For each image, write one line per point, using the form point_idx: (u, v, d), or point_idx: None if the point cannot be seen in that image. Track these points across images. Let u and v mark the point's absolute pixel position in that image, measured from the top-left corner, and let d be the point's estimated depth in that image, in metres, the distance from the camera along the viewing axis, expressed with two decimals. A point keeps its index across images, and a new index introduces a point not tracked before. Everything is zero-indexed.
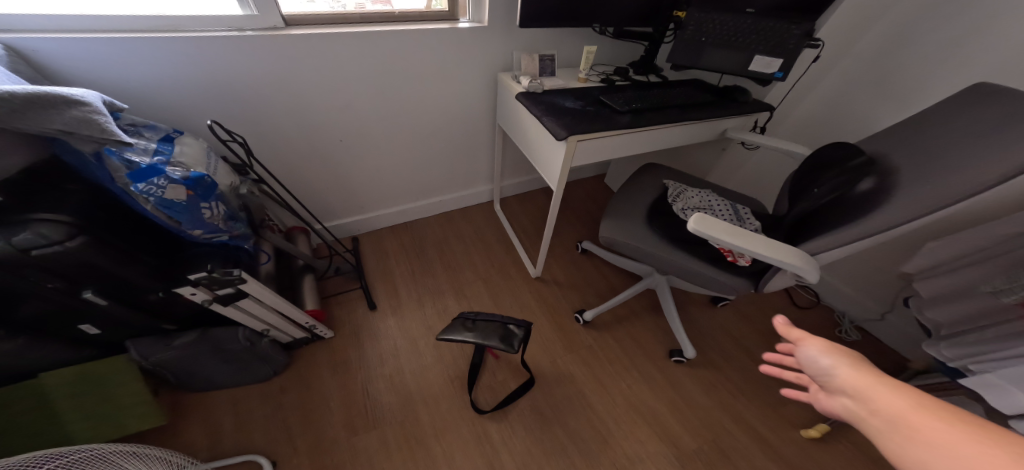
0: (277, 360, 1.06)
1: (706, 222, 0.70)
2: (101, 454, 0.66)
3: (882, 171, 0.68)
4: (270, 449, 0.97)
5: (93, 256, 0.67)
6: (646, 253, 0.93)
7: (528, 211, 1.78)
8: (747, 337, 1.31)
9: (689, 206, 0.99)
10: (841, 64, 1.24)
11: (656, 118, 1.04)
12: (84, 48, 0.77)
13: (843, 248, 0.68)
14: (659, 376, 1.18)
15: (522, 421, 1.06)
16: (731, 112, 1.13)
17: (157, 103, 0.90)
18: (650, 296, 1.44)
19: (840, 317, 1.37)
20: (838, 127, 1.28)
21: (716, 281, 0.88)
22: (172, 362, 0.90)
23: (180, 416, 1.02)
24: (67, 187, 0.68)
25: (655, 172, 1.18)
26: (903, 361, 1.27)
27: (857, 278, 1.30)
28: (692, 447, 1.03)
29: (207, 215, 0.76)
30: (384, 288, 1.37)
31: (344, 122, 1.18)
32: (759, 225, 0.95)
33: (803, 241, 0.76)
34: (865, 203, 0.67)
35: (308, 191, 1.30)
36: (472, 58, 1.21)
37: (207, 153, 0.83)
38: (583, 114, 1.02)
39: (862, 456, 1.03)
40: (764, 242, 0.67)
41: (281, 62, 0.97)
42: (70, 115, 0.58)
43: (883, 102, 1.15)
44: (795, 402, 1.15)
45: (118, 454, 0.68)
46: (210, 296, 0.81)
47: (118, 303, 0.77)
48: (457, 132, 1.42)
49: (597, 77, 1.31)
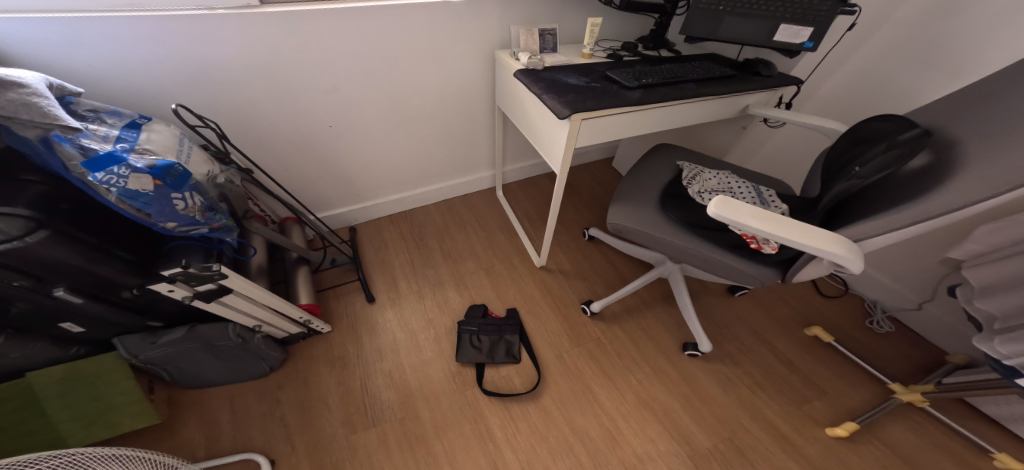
0: (272, 356, 1.02)
1: (729, 206, 0.61)
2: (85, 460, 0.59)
3: (939, 144, 0.59)
4: (267, 447, 0.93)
5: (55, 251, 0.62)
6: (659, 240, 0.85)
7: (532, 197, 1.70)
8: (767, 328, 1.23)
9: (706, 189, 0.91)
10: (881, 32, 1.10)
11: (670, 93, 0.94)
12: (41, 29, 0.71)
13: (892, 234, 0.59)
14: (672, 370, 1.12)
15: (526, 418, 1.00)
16: (752, 86, 1.03)
17: (129, 88, 0.84)
18: (662, 285, 1.36)
19: (871, 306, 1.28)
20: (872, 101, 1.16)
21: (737, 271, 0.80)
22: (162, 361, 0.86)
23: (176, 414, 0.98)
24: (22, 178, 0.62)
25: (668, 153, 1.09)
26: (939, 353, 1.18)
27: (892, 264, 1.21)
28: (708, 445, 0.97)
29: (181, 207, 0.71)
30: (383, 280, 1.31)
31: (336, 106, 1.11)
32: (786, 208, 0.86)
33: (841, 226, 0.67)
34: (918, 181, 0.57)
35: (300, 180, 1.24)
36: (467, 34, 1.12)
37: (179, 140, 0.77)
38: (588, 90, 0.92)
39: (892, 456, 0.95)
40: (798, 227, 0.59)
41: (259, 43, 0.90)
42: (6, 98, 0.52)
43: (925, 73, 1.03)
44: (820, 397, 1.07)
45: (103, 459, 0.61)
46: (190, 293, 0.76)
47: (95, 302, 0.72)
48: (454, 116, 1.34)
49: (603, 52, 1.21)
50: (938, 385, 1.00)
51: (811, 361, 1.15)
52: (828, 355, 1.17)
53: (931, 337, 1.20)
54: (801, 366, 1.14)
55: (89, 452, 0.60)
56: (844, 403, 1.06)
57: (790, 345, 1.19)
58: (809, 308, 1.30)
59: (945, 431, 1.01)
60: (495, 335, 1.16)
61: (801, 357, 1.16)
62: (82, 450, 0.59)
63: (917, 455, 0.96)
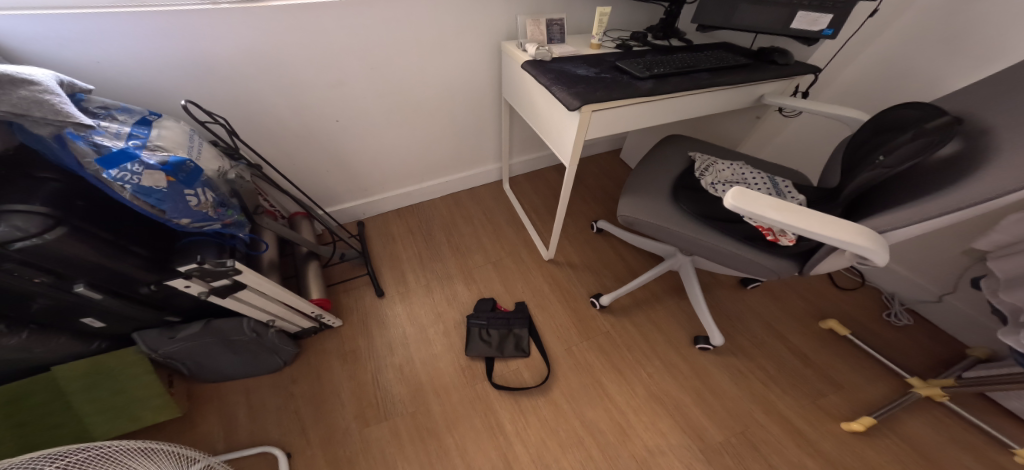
0: (286, 351, 1.04)
1: (746, 198, 0.59)
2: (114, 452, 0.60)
3: (969, 132, 0.57)
4: (283, 440, 0.95)
5: (76, 248, 0.62)
6: (672, 233, 0.83)
7: (539, 190, 1.69)
8: (781, 322, 1.22)
9: (719, 181, 0.88)
10: (905, 16, 1.05)
11: (682, 83, 0.92)
12: (51, 27, 0.72)
13: (920, 226, 0.57)
14: (683, 364, 1.11)
15: (536, 411, 1.01)
16: (768, 75, 1.00)
17: (138, 86, 0.85)
18: (672, 277, 1.34)
19: (889, 298, 1.26)
20: (892, 90, 1.11)
21: (754, 263, 0.78)
22: (180, 355, 0.87)
23: (195, 407, 1.00)
24: (37, 175, 0.62)
25: (679, 144, 1.07)
26: (959, 347, 1.15)
27: (911, 256, 1.18)
28: (720, 439, 0.96)
29: (194, 203, 0.71)
30: (392, 274, 1.32)
31: (343, 100, 1.11)
32: (804, 198, 0.84)
33: (863, 218, 0.65)
34: (946, 172, 0.55)
35: (308, 175, 1.25)
36: (472, 25, 1.11)
37: (189, 136, 0.77)
38: (598, 81, 0.90)
39: (909, 451, 0.94)
40: (820, 219, 0.57)
41: (264, 37, 0.89)
42: (18, 96, 0.52)
43: (951, 59, 0.99)
44: (835, 391, 1.06)
45: (130, 452, 0.62)
46: (206, 289, 0.77)
47: (113, 297, 0.73)
48: (461, 109, 1.34)
49: (612, 42, 1.18)
50: (958, 379, 0.98)
51: (826, 354, 1.13)
52: (844, 348, 1.15)
53: (951, 330, 1.17)
54: (816, 360, 1.12)
55: (118, 445, 0.61)
56: (860, 398, 1.04)
57: (804, 339, 1.17)
58: (824, 301, 1.28)
59: (964, 426, 0.99)
60: (504, 329, 1.16)
61: (815, 350, 1.15)
62: (110, 443, 0.60)
63: (936, 451, 0.94)
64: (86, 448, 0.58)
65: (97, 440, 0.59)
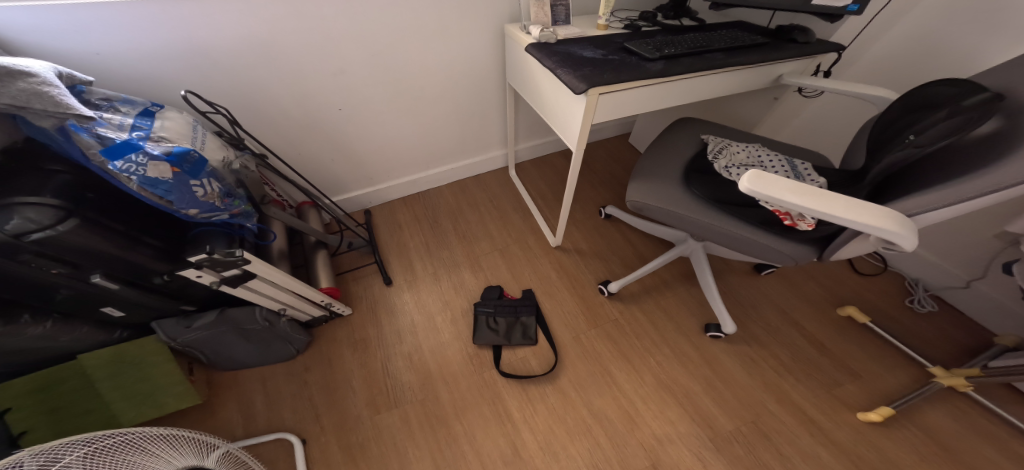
0: (298, 339, 1.05)
1: (764, 181, 0.56)
2: (133, 440, 0.60)
3: (1013, 108, 0.52)
4: (299, 425, 0.98)
5: (87, 239, 0.63)
6: (683, 218, 0.81)
7: (546, 176, 1.66)
8: (796, 309, 1.18)
9: (734, 164, 0.85)
10: None
11: (695, 64, 0.87)
12: (49, 20, 0.72)
13: (951, 209, 0.54)
14: (693, 352, 1.09)
15: (544, 400, 1.01)
16: (787, 54, 0.94)
17: (138, 78, 0.85)
18: (683, 264, 1.31)
19: (912, 284, 1.21)
20: (921, 66, 1.04)
21: (771, 249, 0.75)
22: (196, 343, 0.89)
23: (214, 394, 1.03)
24: (47, 168, 0.63)
25: (692, 127, 1.02)
26: (985, 334, 1.11)
27: (938, 241, 1.12)
28: (730, 429, 0.95)
29: (201, 193, 0.72)
30: (398, 263, 1.32)
31: (343, 88, 1.09)
32: (825, 181, 0.80)
33: (889, 200, 0.61)
34: (982, 152, 0.52)
35: (313, 165, 1.25)
36: (472, 8, 1.07)
37: (193, 127, 0.77)
38: (605, 63, 0.87)
39: (929, 443, 0.91)
40: (844, 202, 0.54)
41: (260, 26, 0.88)
42: (17, 88, 0.52)
43: (990, 31, 0.91)
44: (851, 381, 1.03)
45: (149, 439, 0.62)
46: (217, 279, 0.79)
47: (129, 287, 0.75)
48: (464, 95, 1.31)
49: (619, 23, 1.13)
50: (985, 369, 0.94)
51: (844, 343, 1.10)
52: (863, 336, 1.12)
53: (978, 317, 1.13)
54: (833, 348, 1.09)
55: (141, 431, 0.61)
56: (878, 387, 1.01)
57: (821, 326, 1.14)
58: (842, 288, 1.23)
59: (987, 416, 0.96)
60: (511, 316, 1.16)
61: (832, 338, 1.11)
62: (135, 430, 0.60)
63: (957, 441, 0.92)
64: (111, 435, 0.57)
65: (122, 428, 0.59)
